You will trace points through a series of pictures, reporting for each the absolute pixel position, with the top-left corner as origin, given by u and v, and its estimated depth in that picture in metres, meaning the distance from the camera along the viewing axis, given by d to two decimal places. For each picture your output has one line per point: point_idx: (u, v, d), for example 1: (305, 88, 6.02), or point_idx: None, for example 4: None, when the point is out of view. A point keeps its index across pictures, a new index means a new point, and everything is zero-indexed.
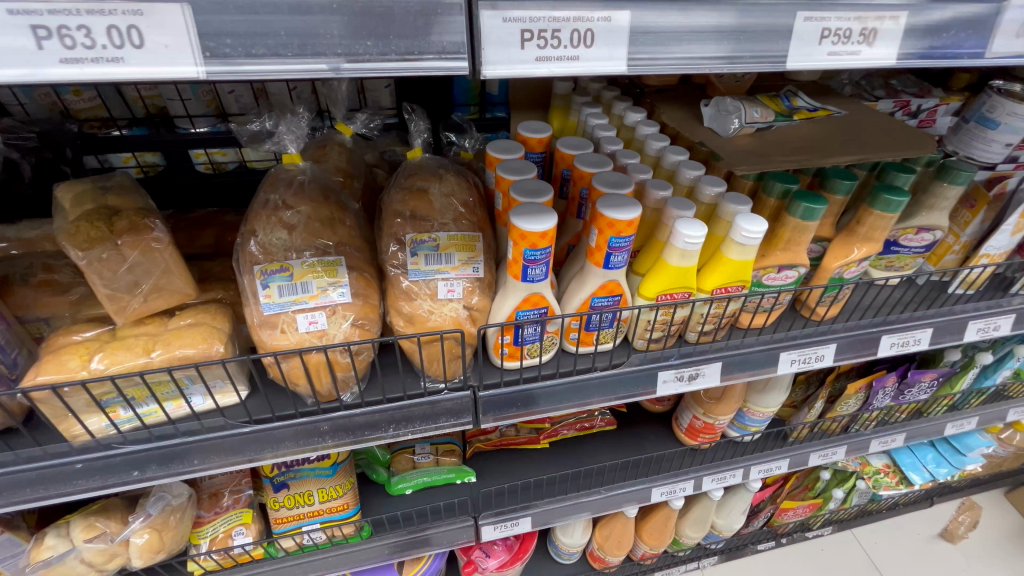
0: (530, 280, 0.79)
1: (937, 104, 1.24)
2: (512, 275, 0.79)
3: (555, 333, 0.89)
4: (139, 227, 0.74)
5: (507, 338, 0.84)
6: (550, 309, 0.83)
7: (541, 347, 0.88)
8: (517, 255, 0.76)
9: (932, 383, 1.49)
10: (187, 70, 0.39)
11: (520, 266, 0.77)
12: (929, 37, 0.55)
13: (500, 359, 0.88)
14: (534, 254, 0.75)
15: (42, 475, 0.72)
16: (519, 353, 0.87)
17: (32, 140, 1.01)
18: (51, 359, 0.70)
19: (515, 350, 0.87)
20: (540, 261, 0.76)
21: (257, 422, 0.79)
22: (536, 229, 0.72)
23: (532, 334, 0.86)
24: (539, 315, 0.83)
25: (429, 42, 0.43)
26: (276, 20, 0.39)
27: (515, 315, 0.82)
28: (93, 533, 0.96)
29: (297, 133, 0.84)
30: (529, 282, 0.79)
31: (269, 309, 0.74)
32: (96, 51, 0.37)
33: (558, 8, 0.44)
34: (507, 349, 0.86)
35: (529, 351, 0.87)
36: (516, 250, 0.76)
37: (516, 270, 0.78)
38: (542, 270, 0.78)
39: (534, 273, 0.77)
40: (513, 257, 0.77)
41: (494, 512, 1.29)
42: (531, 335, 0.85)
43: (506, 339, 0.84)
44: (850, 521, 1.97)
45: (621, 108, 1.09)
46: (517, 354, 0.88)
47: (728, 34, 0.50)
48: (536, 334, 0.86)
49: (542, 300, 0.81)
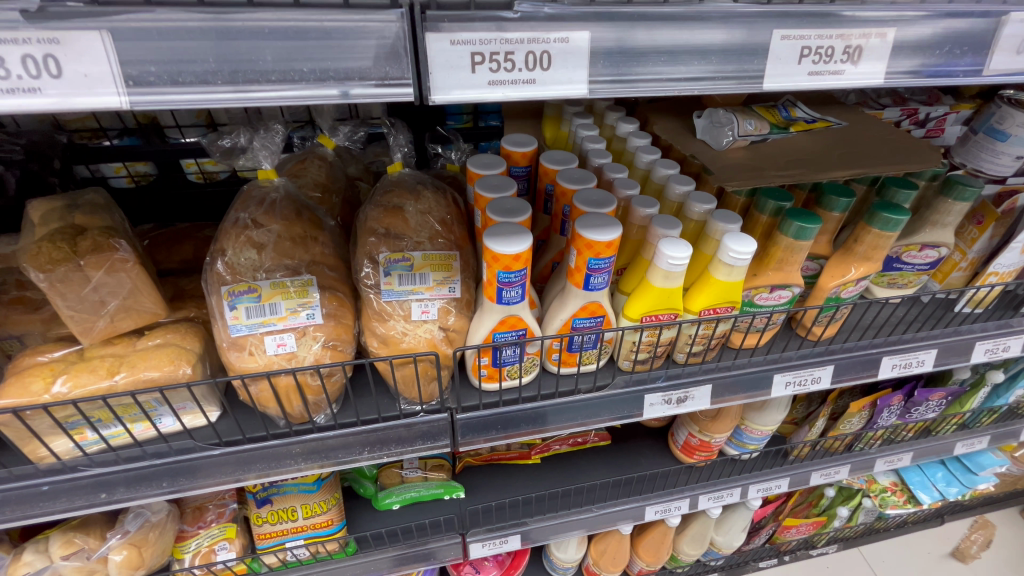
0: (505, 302, 0.76)
1: (946, 112, 1.18)
2: (488, 297, 0.77)
3: (536, 355, 0.85)
4: (103, 247, 0.72)
5: (485, 360, 0.82)
6: (529, 330, 0.80)
7: (522, 369, 0.85)
8: (491, 276, 0.74)
9: (941, 401, 1.44)
10: (107, 99, 0.39)
11: (495, 288, 0.75)
12: (919, 55, 0.51)
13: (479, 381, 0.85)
14: (509, 276, 0.73)
15: (7, 497, 0.71)
16: (498, 375, 0.84)
17: (19, 153, 0.97)
18: (14, 381, 0.69)
19: (495, 372, 0.84)
20: (515, 283, 0.73)
21: (228, 445, 0.77)
22: (510, 251, 0.70)
23: (512, 356, 0.82)
24: (517, 337, 0.80)
25: (370, 68, 0.41)
26: (204, 46, 0.38)
27: (492, 338, 0.79)
28: (70, 549, 0.94)
29: (271, 149, 0.85)
30: (506, 304, 0.76)
31: (237, 331, 0.73)
32: (12, 82, 0.37)
33: (511, 30, 0.43)
34: (486, 371, 0.83)
35: (509, 374, 0.84)
36: (490, 272, 0.73)
37: (491, 292, 0.75)
38: (518, 291, 0.75)
39: (510, 295, 0.75)
40: (488, 278, 0.75)
41: (483, 529, 1.27)
42: (510, 357, 0.82)
43: (484, 361, 0.82)
44: (856, 539, 1.90)
45: (613, 119, 1.06)
46: (497, 376, 0.84)
47: (698, 54, 0.47)
48: (515, 356, 0.83)
49: (520, 322, 0.79)
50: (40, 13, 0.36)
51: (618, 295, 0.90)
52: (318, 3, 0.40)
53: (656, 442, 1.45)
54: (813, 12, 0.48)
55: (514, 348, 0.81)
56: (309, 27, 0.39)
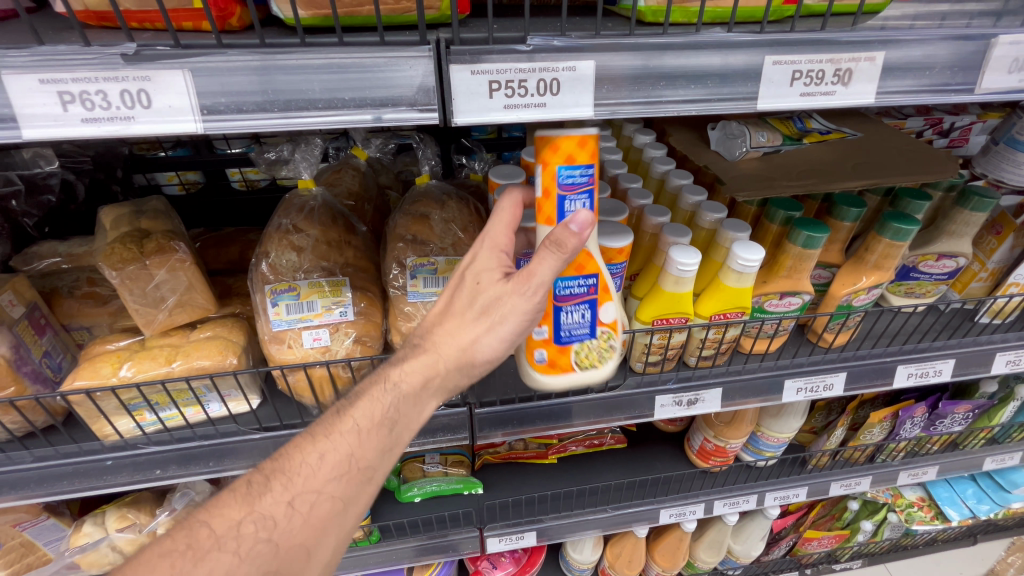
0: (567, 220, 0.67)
1: (971, 122, 1.18)
2: (547, 220, 0.67)
3: (611, 328, 0.76)
4: (165, 249, 0.81)
5: (546, 331, 0.73)
6: (599, 279, 0.72)
7: (597, 355, 0.75)
8: (551, 181, 0.65)
9: (967, 414, 1.40)
10: (187, 124, 0.46)
11: (554, 196, 0.65)
12: (910, 75, 0.55)
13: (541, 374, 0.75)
14: (568, 172, 0.64)
15: (76, 469, 0.80)
16: (565, 359, 0.74)
17: (88, 163, 1.08)
18: (87, 366, 0.79)
19: (558, 358, 0.74)
20: (580, 186, 0.65)
21: (267, 429, 0.84)
22: (571, 138, 0.63)
23: (583, 331, 0.73)
24: (586, 298, 0.73)
25: (401, 96, 0.48)
26: (266, 82, 0.46)
27: (555, 293, 0.71)
28: (125, 523, 1.03)
29: (311, 161, 0.93)
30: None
31: (278, 326, 0.81)
32: (111, 112, 0.45)
33: (524, 61, 0.49)
34: (546, 355, 0.74)
35: (579, 360, 0.75)
36: (548, 175, 0.65)
37: (551, 205, 0.66)
38: (581, 202, 0.66)
39: (574, 206, 0.66)
40: (546, 184, 0.65)
41: (502, 524, 1.32)
42: (579, 332, 0.73)
43: (544, 333, 0.73)
44: (883, 555, 1.85)
45: (631, 130, 1.09)
46: (561, 362, 0.74)
47: (696, 78, 0.52)
48: (583, 320, 0.73)
49: (586, 262, 0.71)
50: (136, 57, 0.44)
51: (631, 299, 0.94)
52: (360, 43, 0.47)
53: (673, 447, 1.46)
54: (803, 39, 0.53)
55: (580, 313, 0.73)
56: (349, 63, 0.46)
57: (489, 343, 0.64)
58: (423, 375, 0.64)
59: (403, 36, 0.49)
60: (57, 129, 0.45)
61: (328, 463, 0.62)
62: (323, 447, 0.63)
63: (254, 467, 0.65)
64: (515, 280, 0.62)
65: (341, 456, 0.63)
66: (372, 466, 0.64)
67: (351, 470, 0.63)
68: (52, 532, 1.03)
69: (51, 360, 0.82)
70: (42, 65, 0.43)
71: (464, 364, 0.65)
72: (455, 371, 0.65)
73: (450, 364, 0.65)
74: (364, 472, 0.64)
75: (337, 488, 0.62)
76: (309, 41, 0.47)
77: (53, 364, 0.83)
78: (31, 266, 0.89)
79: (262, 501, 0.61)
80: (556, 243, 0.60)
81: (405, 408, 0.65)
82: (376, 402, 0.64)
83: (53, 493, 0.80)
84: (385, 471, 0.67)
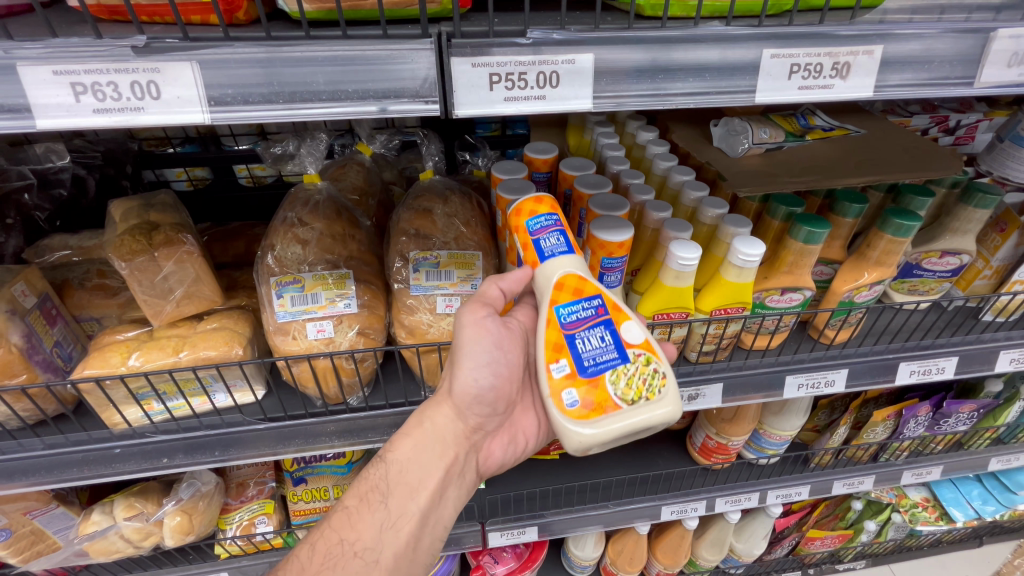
0: (551, 257, 0.71)
1: (978, 120, 1.17)
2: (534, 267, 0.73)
3: (643, 349, 0.72)
4: (173, 241, 0.83)
5: (567, 366, 0.70)
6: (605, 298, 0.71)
7: (642, 382, 0.71)
8: (524, 234, 0.73)
9: (972, 414, 1.39)
10: (195, 115, 0.48)
11: (531, 245, 0.73)
12: (907, 69, 0.56)
13: (584, 419, 0.69)
14: (536, 220, 0.72)
15: (86, 456, 0.81)
16: (601, 394, 0.70)
17: (99, 158, 1.09)
18: (97, 355, 0.80)
19: (596, 395, 0.70)
20: (548, 228, 0.72)
21: (272, 420, 0.85)
22: (529, 199, 0.74)
23: (610, 356, 0.71)
24: (599, 320, 0.71)
25: (404, 87, 0.49)
26: (273, 73, 0.47)
27: (562, 324, 0.70)
28: (132, 512, 1.04)
29: (316, 156, 0.94)
30: (554, 258, 0.71)
31: (283, 317, 0.82)
32: (122, 102, 0.47)
33: (524, 54, 0.50)
34: (576, 396, 0.69)
35: (621, 392, 0.70)
36: (522, 232, 0.74)
37: (532, 252, 0.73)
38: (557, 238, 0.71)
39: (550, 243, 0.71)
40: (523, 241, 0.74)
41: (502, 519, 1.33)
42: (607, 358, 0.71)
43: (566, 369, 0.70)
44: (887, 556, 1.84)
45: (634, 127, 1.09)
46: (601, 398, 0.70)
47: (694, 72, 0.53)
48: (604, 344, 0.71)
49: (586, 288, 0.71)
50: (146, 49, 0.45)
51: (633, 294, 0.94)
52: (362, 35, 0.48)
53: (675, 444, 1.46)
54: (801, 32, 0.53)
55: (599, 337, 0.71)
56: (353, 55, 0.47)
57: (461, 376, 0.77)
58: (407, 442, 0.78)
59: (406, 29, 0.50)
60: (69, 119, 0.47)
61: (328, 546, 0.72)
62: (318, 538, 0.74)
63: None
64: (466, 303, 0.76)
65: (339, 542, 0.73)
66: (370, 546, 0.73)
67: (349, 553, 0.72)
68: (62, 521, 1.04)
69: (61, 350, 0.84)
70: (56, 57, 0.45)
71: (444, 425, 0.79)
72: (434, 425, 0.78)
73: (430, 419, 0.78)
74: (361, 552, 0.72)
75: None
76: (313, 34, 0.49)
77: (63, 354, 0.85)
78: (42, 258, 0.91)
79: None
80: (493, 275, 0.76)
81: (394, 478, 0.77)
82: (367, 481, 0.78)
83: (62, 480, 0.82)
84: (391, 551, 0.73)
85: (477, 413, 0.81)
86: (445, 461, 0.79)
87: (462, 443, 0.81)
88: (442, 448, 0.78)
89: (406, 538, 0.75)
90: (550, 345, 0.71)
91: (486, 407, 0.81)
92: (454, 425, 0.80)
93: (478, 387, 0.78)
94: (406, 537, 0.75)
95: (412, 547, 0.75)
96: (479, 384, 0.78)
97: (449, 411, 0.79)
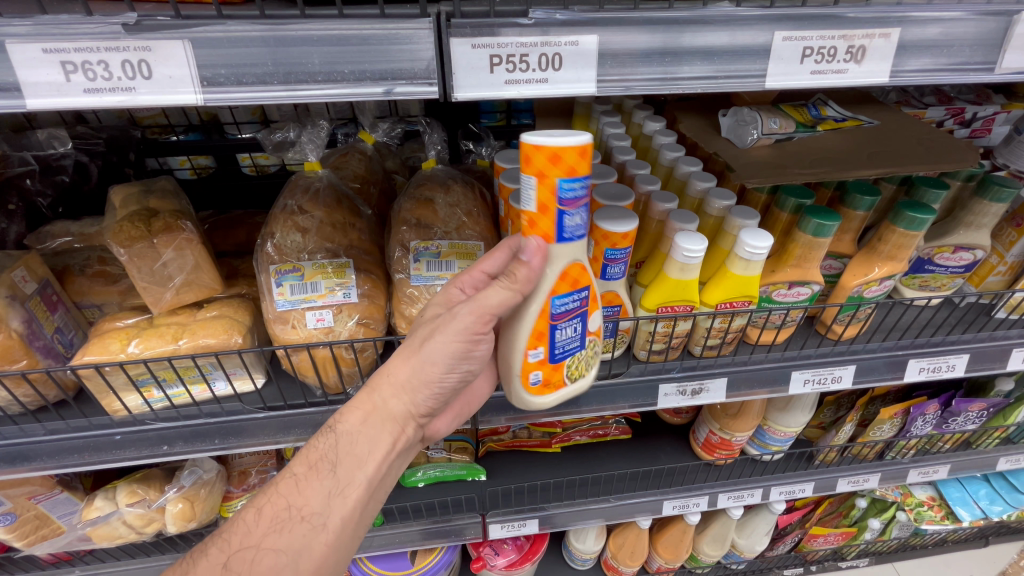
0: (567, 236, 0.65)
1: (995, 112, 1.14)
2: (545, 237, 0.64)
3: (597, 337, 0.77)
4: (172, 227, 0.82)
5: (541, 352, 0.72)
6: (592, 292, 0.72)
7: (584, 364, 0.78)
8: (550, 197, 0.61)
9: (981, 413, 1.37)
10: (187, 96, 0.47)
11: (553, 212, 0.62)
12: (922, 55, 0.55)
13: (537, 395, 0.75)
14: (570, 187, 0.61)
15: (86, 443, 0.81)
16: (558, 375, 0.75)
17: (101, 146, 1.09)
18: (97, 342, 0.80)
19: (552, 376, 0.74)
20: (580, 201, 0.62)
21: (271, 409, 0.85)
22: (574, 152, 0.59)
23: (575, 344, 0.74)
24: (579, 311, 0.72)
25: (403, 69, 0.48)
26: (266, 52, 0.46)
27: (552, 314, 0.69)
28: (134, 498, 1.05)
29: (317, 143, 0.93)
30: (570, 239, 0.65)
31: (282, 306, 0.81)
32: (113, 82, 0.46)
33: (525, 35, 0.49)
34: (541, 376, 0.74)
35: (570, 372, 0.76)
36: (548, 190, 0.61)
37: (551, 222, 0.63)
38: (579, 216, 0.64)
39: (573, 221, 0.64)
40: (545, 196, 0.61)
41: (503, 512, 1.32)
42: (573, 346, 0.74)
43: (540, 356, 0.72)
44: (890, 554, 1.82)
45: (641, 117, 1.07)
46: (554, 378, 0.75)
47: (703, 56, 0.52)
48: (574, 335, 0.74)
49: (582, 279, 0.70)
50: (139, 28, 0.45)
51: (637, 287, 0.93)
52: (360, 14, 0.47)
53: (677, 439, 1.44)
54: (814, 14, 0.53)
55: (573, 327, 0.73)
56: (351, 35, 0.47)
57: (432, 362, 0.72)
58: (356, 415, 0.74)
59: (404, 9, 0.49)
60: (60, 100, 0.46)
61: (269, 514, 0.71)
62: (265, 502, 0.72)
63: (215, 533, 0.72)
64: (467, 308, 0.69)
65: (287, 508, 0.71)
66: (317, 511, 0.71)
67: (295, 518, 0.71)
68: (66, 506, 1.05)
69: (62, 336, 0.84)
70: (45, 35, 0.44)
71: (400, 392, 0.74)
72: (386, 402, 0.74)
73: (383, 394, 0.74)
74: (307, 518, 0.71)
75: (277, 539, 0.69)
76: (309, 13, 0.47)
77: (64, 340, 0.85)
78: (43, 244, 0.91)
79: (207, 558, 0.69)
80: (518, 282, 0.65)
81: (342, 449, 0.73)
82: (316, 449, 0.74)
83: (63, 467, 0.82)
84: (338, 517, 0.72)
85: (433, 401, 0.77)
86: (395, 436, 0.75)
87: (414, 420, 0.77)
88: (393, 425, 0.75)
89: (353, 504, 0.73)
90: (535, 332, 0.70)
91: (444, 397, 0.77)
92: (409, 401, 0.75)
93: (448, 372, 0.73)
94: (354, 504, 0.73)
95: (359, 513, 0.75)
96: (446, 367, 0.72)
97: (404, 395, 0.74)
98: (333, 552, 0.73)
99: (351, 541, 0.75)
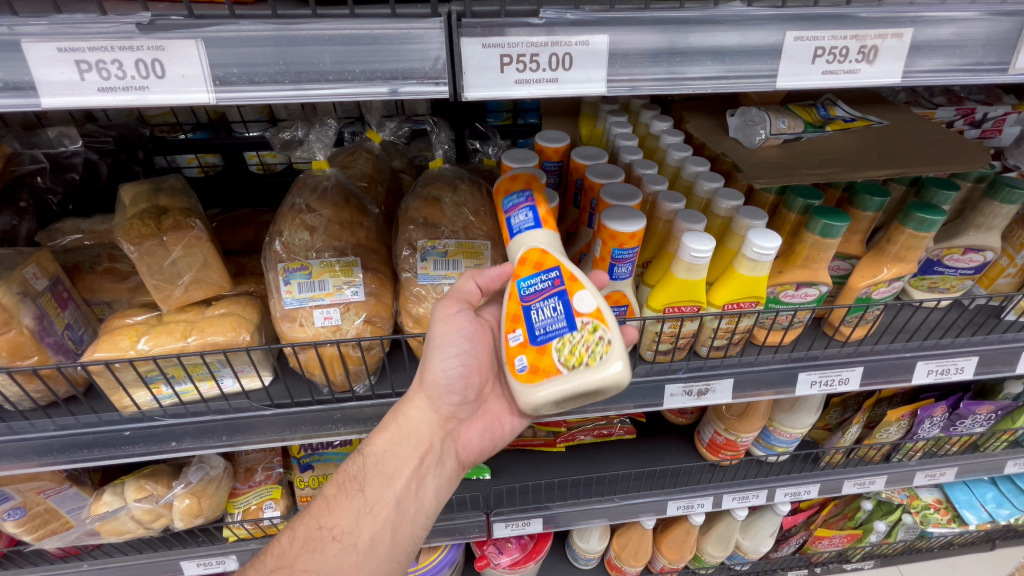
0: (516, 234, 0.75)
1: (1006, 112, 1.13)
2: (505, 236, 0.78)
3: (592, 317, 0.70)
4: (182, 226, 0.83)
5: (521, 336, 0.73)
6: (563, 273, 0.71)
7: (585, 350, 0.69)
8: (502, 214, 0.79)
9: (989, 415, 1.36)
10: (199, 94, 0.47)
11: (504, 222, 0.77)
12: (935, 55, 0.55)
13: (527, 383, 0.71)
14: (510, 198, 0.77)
15: (96, 439, 0.82)
16: (546, 360, 0.70)
17: (111, 143, 1.09)
18: (107, 338, 0.81)
19: (540, 360, 0.71)
20: (520, 205, 0.75)
21: (278, 406, 0.85)
22: (510, 181, 0.79)
23: (558, 325, 0.70)
24: (554, 291, 0.71)
25: (413, 68, 0.48)
26: (276, 52, 0.46)
27: (521, 296, 0.73)
28: (142, 493, 1.05)
29: (325, 142, 0.93)
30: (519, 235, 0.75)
31: (290, 304, 0.82)
32: (126, 81, 0.47)
33: (535, 35, 0.49)
34: (525, 361, 0.72)
35: (565, 358, 0.69)
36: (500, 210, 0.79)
37: (505, 230, 0.77)
38: (524, 215, 0.75)
39: (518, 220, 0.75)
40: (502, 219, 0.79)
41: (506, 511, 1.31)
42: (555, 327, 0.70)
43: (519, 340, 0.73)
44: (895, 556, 1.80)
45: (648, 117, 1.07)
46: (543, 363, 0.70)
47: (713, 55, 0.52)
48: (550, 314, 0.71)
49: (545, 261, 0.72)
50: (152, 27, 0.45)
51: (643, 287, 0.93)
52: (371, 14, 0.47)
53: (682, 439, 1.44)
54: (827, 14, 0.52)
55: (551, 308, 0.71)
56: (361, 34, 0.47)
57: (435, 370, 0.78)
58: (381, 433, 0.78)
59: (414, 8, 0.49)
60: (75, 99, 0.47)
61: (303, 536, 0.74)
62: (299, 524, 0.76)
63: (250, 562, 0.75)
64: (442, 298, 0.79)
65: (319, 529, 0.74)
66: (348, 530, 0.74)
67: (328, 538, 0.73)
68: (74, 501, 1.06)
69: (73, 332, 0.85)
70: (60, 34, 0.45)
71: (420, 403, 0.79)
72: (408, 418, 0.78)
73: (404, 410, 0.79)
74: (339, 537, 0.73)
75: (308, 560, 0.70)
76: (321, 12, 0.47)
77: (75, 336, 0.86)
78: (54, 241, 0.91)
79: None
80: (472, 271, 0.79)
81: (370, 468, 0.78)
82: (346, 472, 0.79)
83: (73, 462, 0.82)
84: (368, 535, 0.74)
85: (449, 402, 0.80)
86: (420, 451, 0.79)
87: (439, 433, 0.80)
88: (417, 438, 0.78)
89: (383, 523, 0.75)
90: (510, 315, 0.74)
91: (461, 398, 0.81)
92: (429, 415, 0.79)
93: (454, 378, 0.78)
94: (383, 522, 0.76)
95: (392, 532, 0.76)
96: (447, 372, 0.78)
97: (422, 405, 0.79)
98: (368, 573, 0.73)
99: (385, 564, 0.75)
